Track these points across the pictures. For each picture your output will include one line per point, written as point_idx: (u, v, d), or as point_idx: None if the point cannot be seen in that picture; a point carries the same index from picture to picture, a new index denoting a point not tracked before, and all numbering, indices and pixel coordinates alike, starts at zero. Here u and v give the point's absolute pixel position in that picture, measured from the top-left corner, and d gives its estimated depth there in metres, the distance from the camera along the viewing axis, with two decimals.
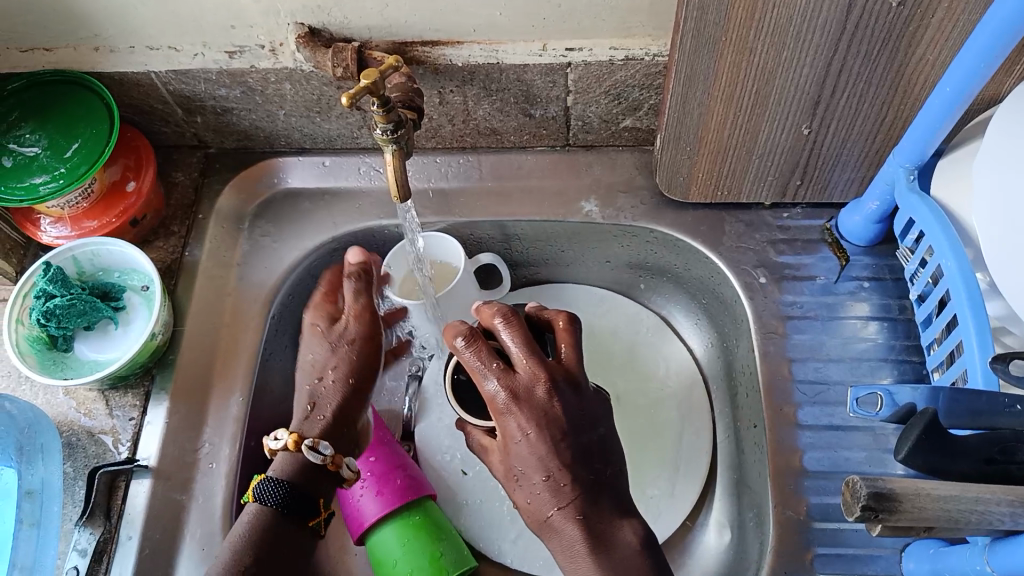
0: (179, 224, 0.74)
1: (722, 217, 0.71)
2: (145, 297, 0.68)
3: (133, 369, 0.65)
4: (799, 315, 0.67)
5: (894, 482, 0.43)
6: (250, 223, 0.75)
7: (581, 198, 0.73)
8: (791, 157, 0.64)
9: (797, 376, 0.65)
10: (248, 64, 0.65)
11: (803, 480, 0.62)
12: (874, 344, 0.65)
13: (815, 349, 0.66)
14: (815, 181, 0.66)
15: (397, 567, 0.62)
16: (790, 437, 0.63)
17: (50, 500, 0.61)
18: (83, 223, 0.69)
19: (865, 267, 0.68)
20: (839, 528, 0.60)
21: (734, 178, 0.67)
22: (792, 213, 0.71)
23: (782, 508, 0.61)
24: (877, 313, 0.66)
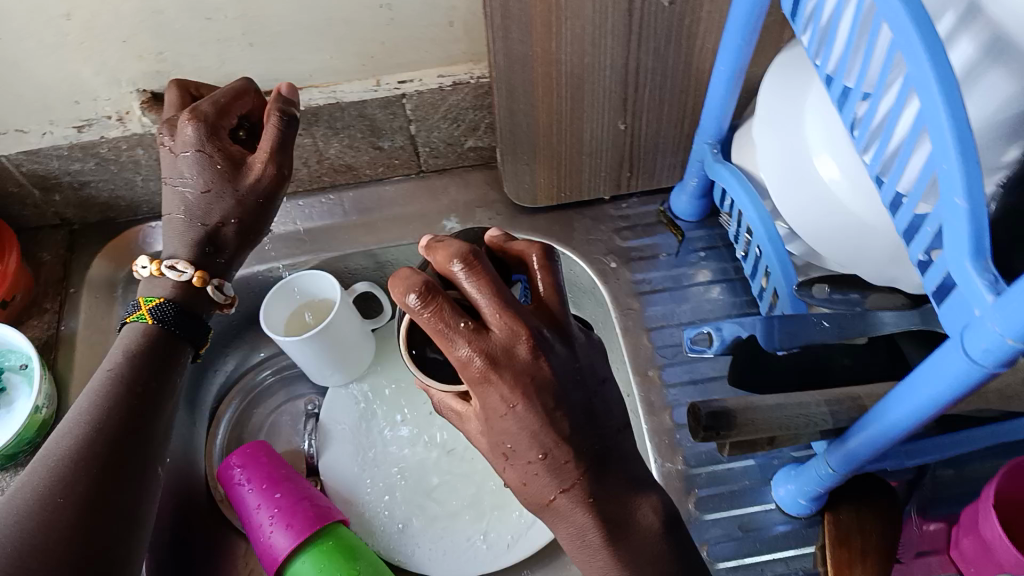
0: (51, 300, 0.75)
1: (570, 217, 0.78)
2: (25, 374, 0.69)
3: (19, 446, 0.65)
4: (651, 289, 0.74)
5: (728, 402, 0.51)
6: (125, 287, 0.75)
7: (441, 217, 0.78)
8: (616, 152, 0.72)
9: (656, 344, 0.71)
10: (98, 135, 0.67)
11: (675, 434, 0.68)
12: (718, 304, 0.73)
13: (668, 317, 0.73)
14: (643, 171, 0.75)
15: None
16: (659, 398, 0.70)
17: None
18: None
19: (701, 239, 0.76)
20: (712, 470, 0.66)
21: (572, 178, 0.74)
22: (630, 203, 0.79)
23: (663, 462, 0.67)
24: (717, 277, 0.74)
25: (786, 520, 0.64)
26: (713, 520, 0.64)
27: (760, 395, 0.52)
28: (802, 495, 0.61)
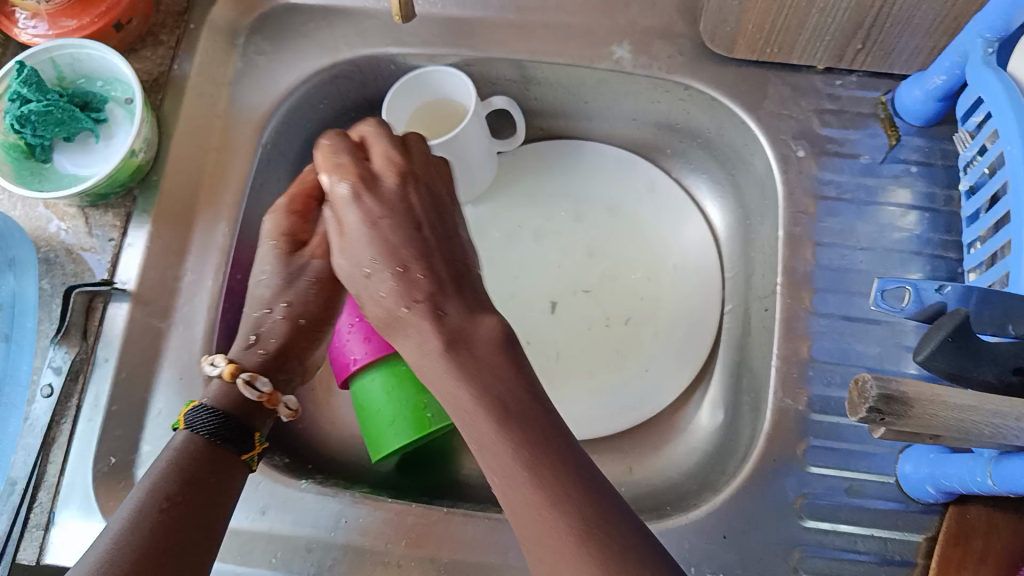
0: (168, 33, 0.65)
1: (768, 79, 0.64)
2: (128, 112, 0.62)
3: (113, 188, 0.60)
4: (833, 196, 0.61)
5: (909, 384, 0.39)
6: (246, 39, 0.67)
7: (611, 41, 0.65)
8: (855, 15, 0.58)
9: (821, 262, 0.60)
10: None
11: (807, 369, 0.57)
12: (908, 235, 0.60)
13: (846, 235, 0.60)
14: (877, 47, 0.60)
15: (379, 416, 0.61)
16: (804, 324, 0.58)
17: (23, 314, 0.58)
18: (60, 22, 0.61)
19: (916, 150, 0.62)
20: (840, 424, 0.57)
21: (788, 33, 0.61)
22: (846, 81, 0.64)
23: (782, 396, 0.57)
24: (919, 203, 0.61)
25: (900, 499, 0.55)
26: (820, 475, 0.56)
27: (949, 388, 0.40)
28: (930, 483, 0.52)
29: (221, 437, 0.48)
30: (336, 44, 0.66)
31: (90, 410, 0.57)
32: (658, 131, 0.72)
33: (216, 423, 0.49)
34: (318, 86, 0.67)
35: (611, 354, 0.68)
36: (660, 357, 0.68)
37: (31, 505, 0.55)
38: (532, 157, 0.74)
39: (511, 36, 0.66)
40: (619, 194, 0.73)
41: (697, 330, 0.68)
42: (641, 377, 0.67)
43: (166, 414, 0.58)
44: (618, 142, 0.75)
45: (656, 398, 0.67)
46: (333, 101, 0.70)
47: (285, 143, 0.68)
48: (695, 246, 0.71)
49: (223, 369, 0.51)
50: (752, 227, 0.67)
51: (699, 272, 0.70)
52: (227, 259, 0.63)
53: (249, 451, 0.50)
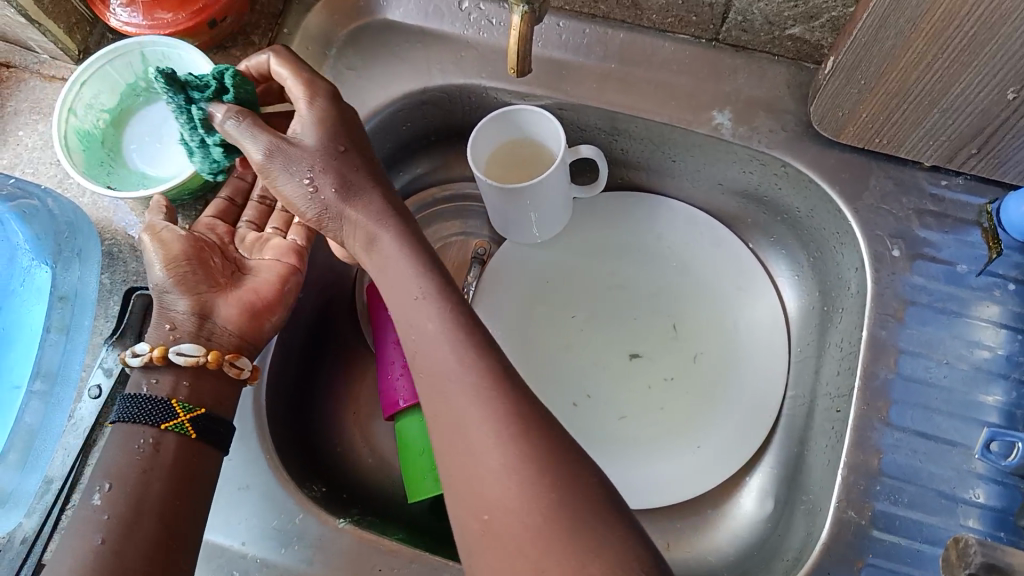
0: (260, 35, 0.64)
1: (870, 169, 0.61)
2: None
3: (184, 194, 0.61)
4: (923, 302, 0.58)
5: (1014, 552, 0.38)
6: (337, 51, 0.64)
7: (713, 106, 0.62)
8: (976, 123, 0.54)
9: (902, 370, 0.57)
10: None
11: (875, 483, 0.55)
12: (995, 355, 0.57)
13: (931, 345, 0.58)
14: (991, 156, 0.57)
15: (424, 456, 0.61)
16: (876, 434, 0.56)
17: (82, 310, 0.57)
18: (156, 14, 0.58)
19: (1016, 266, 0.59)
20: (902, 545, 0.54)
21: (901, 129, 0.58)
22: (951, 182, 0.61)
23: (844, 507, 0.55)
24: (1010, 322, 0.58)
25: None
26: None
27: None
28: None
29: (146, 410, 0.52)
30: (430, 69, 0.64)
31: None
32: (743, 202, 0.69)
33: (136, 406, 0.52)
34: (404, 109, 0.65)
35: (669, 422, 0.66)
36: (713, 434, 0.65)
37: (62, 507, 0.53)
38: (615, 205, 0.72)
39: (610, 85, 0.63)
40: (696, 257, 0.70)
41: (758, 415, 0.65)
42: (693, 454, 0.65)
43: None
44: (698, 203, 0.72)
45: (706, 477, 0.64)
46: (415, 123, 0.68)
47: None
48: (768, 323, 0.68)
49: (203, 356, 0.53)
50: (829, 315, 0.65)
51: (767, 353, 0.67)
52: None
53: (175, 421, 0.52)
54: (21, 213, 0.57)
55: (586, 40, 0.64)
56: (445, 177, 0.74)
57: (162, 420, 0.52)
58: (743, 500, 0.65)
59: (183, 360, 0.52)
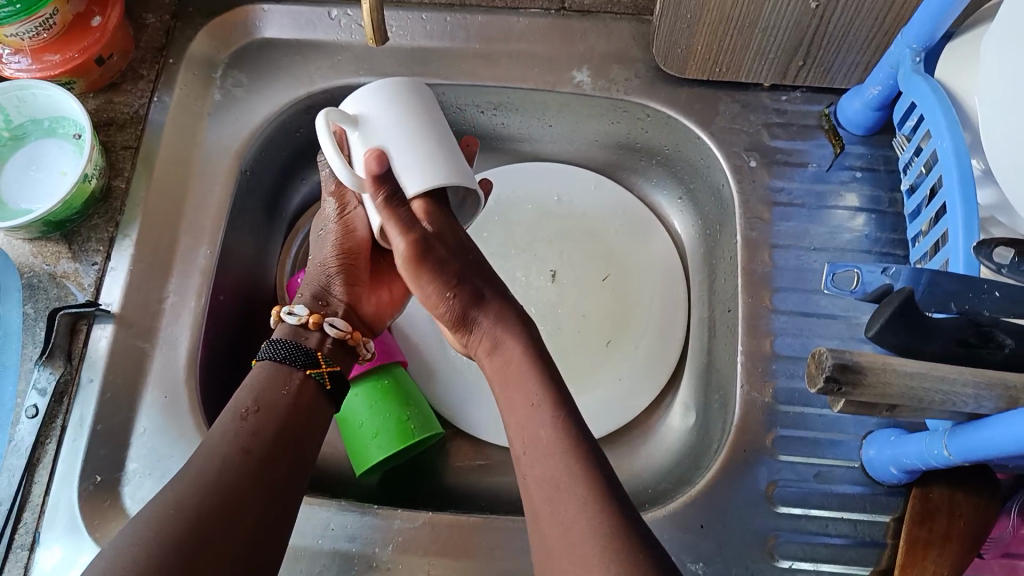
0: (148, 68, 0.68)
1: (718, 96, 0.68)
2: (76, 145, 0.65)
3: (70, 213, 0.62)
4: (785, 202, 0.65)
5: (863, 355, 0.42)
6: (223, 71, 0.70)
7: (572, 67, 0.69)
8: (795, 33, 0.62)
9: (779, 263, 0.63)
10: None
11: (771, 363, 0.60)
12: (859, 236, 0.64)
13: (801, 237, 0.64)
14: (817, 63, 0.65)
15: (362, 430, 0.64)
16: (767, 321, 0.62)
17: (10, 338, 0.61)
18: (44, 58, 0.63)
19: (861, 157, 0.66)
20: (805, 413, 0.59)
21: (734, 53, 0.65)
22: (791, 96, 0.68)
23: (750, 390, 0.60)
24: (866, 206, 0.65)
25: (866, 482, 0.57)
26: (789, 463, 0.58)
27: (901, 358, 0.43)
28: (893, 464, 0.54)
29: (296, 359, 0.54)
30: (312, 75, 0.70)
31: (75, 430, 0.58)
32: (619, 152, 0.75)
33: (286, 348, 0.54)
34: (295, 115, 0.70)
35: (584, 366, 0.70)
36: (631, 368, 0.70)
37: (15, 527, 0.56)
38: (510, 179, 0.76)
39: (478, 63, 0.70)
40: (593, 206, 0.76)
41: (669, 338, 0.71)
42: (616, 387, 0.69)
43: (151, 432, 0.59)
44: (584, 165, 0.78)
45: (630, 402, 0.69)
46: (308, 129, 0.73)
47: (261, 169, 0.71)
48: (661, 257, 0.74)
49: (348, 332, 0.58)
50: (712, 237, 0.71)
51: (666, 282, 0.73)
52: (209, 280, 0.65)
53: (314, 368, 0.54)
54: None
55: (448, 27, 0.70)
56: None
57: (310, 367, 0.54)
58: (668, 419, 0.69)
59: (334, 331, 0.57)
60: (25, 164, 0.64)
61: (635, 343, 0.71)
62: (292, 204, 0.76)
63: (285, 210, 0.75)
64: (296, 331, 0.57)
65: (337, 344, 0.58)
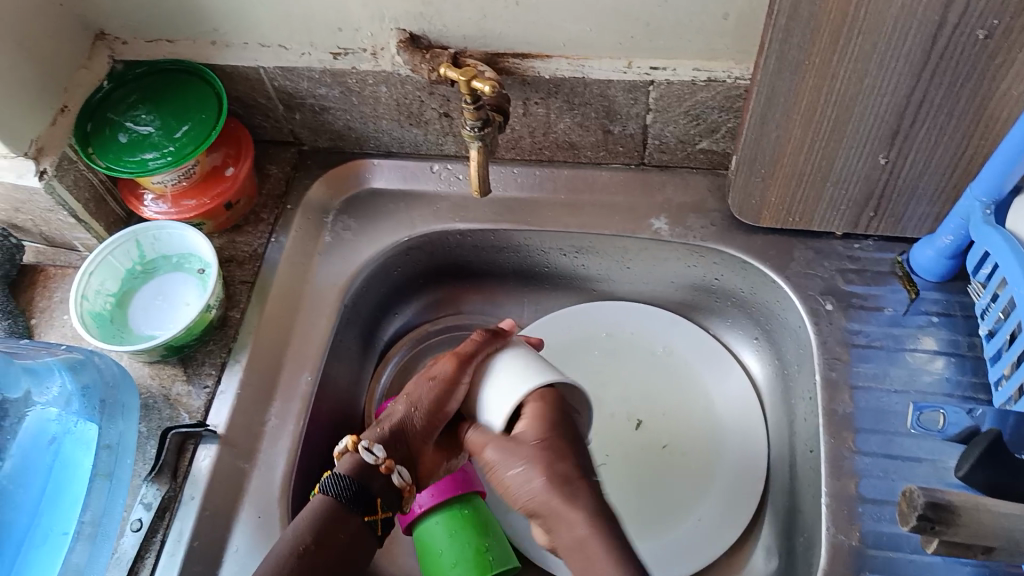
0: (268, 212, 0.76)
1: (792, 243, 0.72)
2: (199, 279, 0.72)
3: (189, 340, 0.67)
4: (863, 343, 0.67)
5: (954, 494, 0.43)
6: (334, 216, 0.78)
7: (651, 215, 0.74)
8: (866, 187, 0.66)
9: (859, 404, 0.64)
10: (350, 65, 0.68)
11: (857, 506, 0.60)
12: (939, 379, 0.64)
13: (880, 379, 0.65)
14: (888, 214, 0.68)
15: (442, 559, 0.64)
16: (851, 463, 0.62)
17: (124, 455, 0.63)
18: (182, 202, 0.71)
19: (935, 302, 0.68)
20: (895, 557, 0.58)
21: (807, 205, 0.69)
22: (864, 244, 0.71)
23: (836, 532, 0.59)
24: (945, 349, 0.66)
25: None
26: None
27: (993, 497, 0.43)
28: None
29: (354, 502, 0.58)
30: (413, 220, 0.77)
31: (173, 545, 0.61)
32: (694, 293, 0.79)
33: (350, 490, 0.58)
34: (395, 256, 0.77)
35: (665, 504, 0.71)
36: (709, 507, 0.70)
37: None
38: (588, 314, 0.80)
39: (564, 212, 0.76)
40: (668, 342, 0.79)
41: (750, 478, 0.71)
42: (696, 527, 0.70)
43: (245, 550, 0.62)
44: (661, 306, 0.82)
45: (711, 544, 0.69)
46: (404, 269, 0.79)
47: (363, 305, 0.77)
48: (739, 396, 0.76)
49: (407, 486, 0.60)
50: (789, 376, 0.72)
51: (743, 420, 0.74)
52: (308, 406, 0.69)
53: (371, 515, 0.59)
54: (68, 366, 0.64)
55: (537, 179, 0.77)
56: (435, 315, 0.84)
57: (367, 512, 0.59)
58: (751, 562, 0.69)
59: (400, 480, 0.59)
60: (153, 295, 0.71)
61: (716, 481, 0.72)
62: (385, 336, 0.81)
63: (379, 342, 0.81)
64: (363, 467, 0.60)
65: (395, 493, 0.60)
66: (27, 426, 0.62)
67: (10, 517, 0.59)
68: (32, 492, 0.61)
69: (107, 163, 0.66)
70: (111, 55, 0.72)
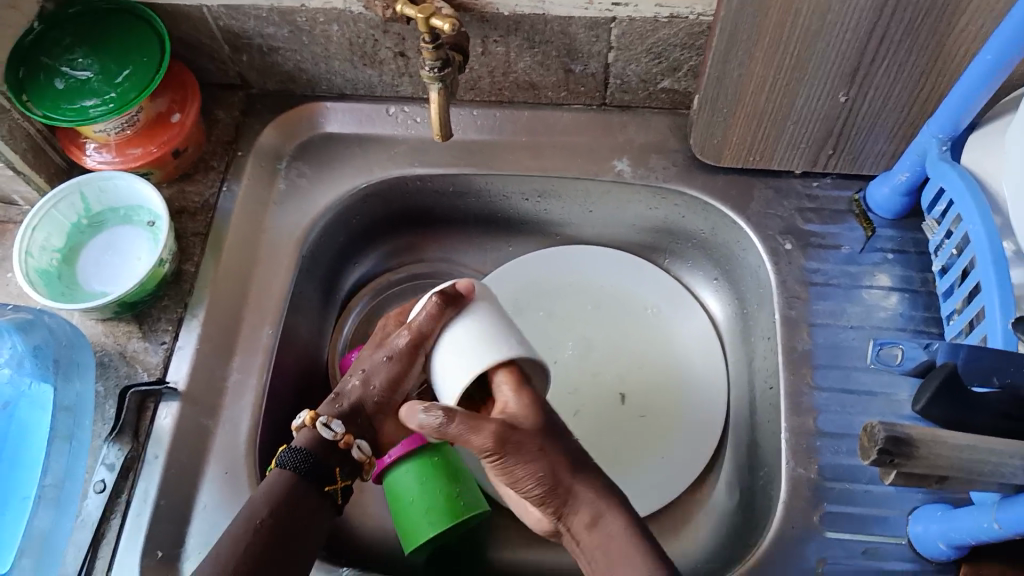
0: (218, 160, 0.73)
1: (752, 183, 0.72)
2: (150, 232, 0.69)
3: (142, 295, 0.65)
4: (821, 282, 0.68)
5: (913, 428, 0.44)
6: (288, 162, 0.75)
7: (613, 157, 0.74)
8: (824, 125, 0.66)
9: (817, 341, 0.66)
10: (298, 2, 0.65)
11: (816, 440, 0.62)
12: (893, 315, 0.66)
13: (837, 316, 0.67)
14: (846, 151, 0.68)
15: (414, 505, 0.65)
16: (810, 398, 0.64)
17: (82, 415, 0.62)
18: (126, 151, 0.68)
19: (890, 240, 0.69)
20: (851, 489, 0.61)
21: (767, 143, 0.69)
22: (821, 182, 0.72)
23: (795, 465, 0.61)
24: (899, 286, 0.68)
25: (914, 558, 0.58)
26: (838, 540, 0.59)
27: (949, 430, 0.45)
28: (942, 540, 0.56)
29: (312, 474, 0.58)
30: (371, 166, 0.75)
31: (139, 505, 0.60)
32: (655, 235, 0.79)
33: (308, 460, 0.58)
34: (354, 204, 0.75)
35: (629, 445, 0.72)
36: (672, 445, 0.72)
37: None
38: (549, 258, 0.80)
39: (525, 155, 0.75)
40: (630, 285, 0.79)
41: (712, 414, 0.73)
42: (659, 465, 0.72)
43: (214, 506, 0.61)
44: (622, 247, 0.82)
45: (675, 481, 0.71)
46: (362, 217, 0.77)
47: (322, 255, 0.75)
48: (700, 335, 0.77)
49: (368, 459, 0.60)
50: (749, 315, 0.74)
51: (704, 359, 0.76)
52: (270, 359, 0.68)
53: (331, 484, 0.59)
54: (16, 326, 0.62)
55: (497, 120, 0.75)
56: (395, 262, 0.83)
57: (327, 483, 0.58)
58: (713, 496, 0.71)
59: (360, 454, 0.60)
60: (101, 249, 0.69)
61: (679, 420, 0.73)
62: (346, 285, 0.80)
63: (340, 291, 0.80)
64: (323, 442, 0.59)
65: (352, 464, 0.60)
66: None
67: None
68: None
69: (43, 110, 0.62)
70: None
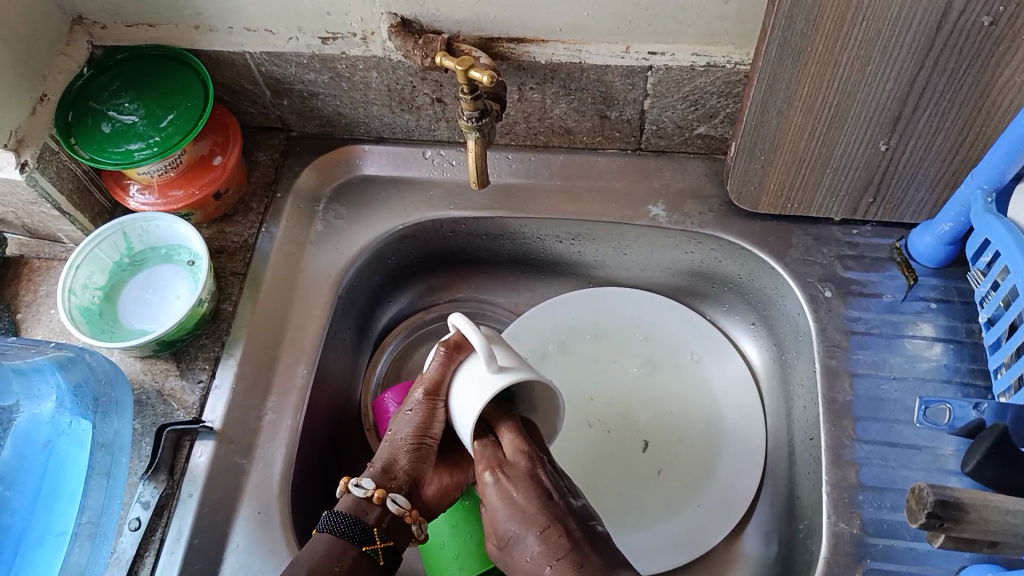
0: (258, 201, 0.74)
1: (791, 229, 0.72)
2: (190, 271, 0.70)
3: (181, 335, 0.66)
4: (862, 331, 0.66)
5: (962, 492, 0.43)
6: (326, 204, 0.76)
7: (648, 202, 0.73)
8: (865, 173, 0.65)
9: (858, 391, 0.64)
10: (339, 50, 0.66)
11: (858, 494, 0.60)
12: (937, 366, 0.65)
13: (879, 366, 0.65)
14: (887, 200, 0.67)
15: (445, 550, 0.65)
16: (851, 450, 0.62)
17: (121, 453, 0.62)
18: (170, 192, 0.70)
19: (933, 288, 0.68)
20: (894, 545, 0.58)
21: (806, 191, 0.68)
22: (862, 230, 0.71)
23: (836, 521, 0.59)
24: (943, 335, 0.66)
25: None
26: None
27: (1000, 493, 0.43)
28: None
29: (354, 535, 0.55)
30: (407, 208, 0.75)
31: (173, 543, 0.60)
32: (691, 279, 0.79)
33: (345, 523, 0.55)
34: (390, 244, 0.76)
35: (663, 493, 0.71)
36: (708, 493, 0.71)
37: None
38: (584, 298, 0.79)
39: (560, 199, 0.75)
40: (665, 328, 0.78)
41: (750, 462, 0.71)
42: (695, 513, 0.70)
43: (244, 547, 0.61)
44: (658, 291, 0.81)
45: (710, 530, 0.69)
46: (397, 258, 0.78)
47: (357, 295, 0.76)
48: (736, 381, 0.75)
49: (407, 510, 0.56)
50: (787, 362, 0.72)
51: (741, 405, 0.74)
52: (304, 399, 0.68)
53: (370, 545, 0.55)
54: (58, 364, 0.62)
55: (532, 165, 0.76)
56: (429, 303, 0.83)
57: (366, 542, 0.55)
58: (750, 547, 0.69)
59: (395, 507, 0.56)
60: (142, 287, 0.70)
61: (715, 467, 0.72)
62: (379, 324, 0.81)
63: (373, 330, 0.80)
64: (359, 504, 0.56)
65: (395, 518, 0.57)
66: (19, 428, 0.61)
67: (7, 522, 0.59)
68: (26, 497, 0.60)
69: (91, 154, 0.64)
70: (90, 40, 0.69)
